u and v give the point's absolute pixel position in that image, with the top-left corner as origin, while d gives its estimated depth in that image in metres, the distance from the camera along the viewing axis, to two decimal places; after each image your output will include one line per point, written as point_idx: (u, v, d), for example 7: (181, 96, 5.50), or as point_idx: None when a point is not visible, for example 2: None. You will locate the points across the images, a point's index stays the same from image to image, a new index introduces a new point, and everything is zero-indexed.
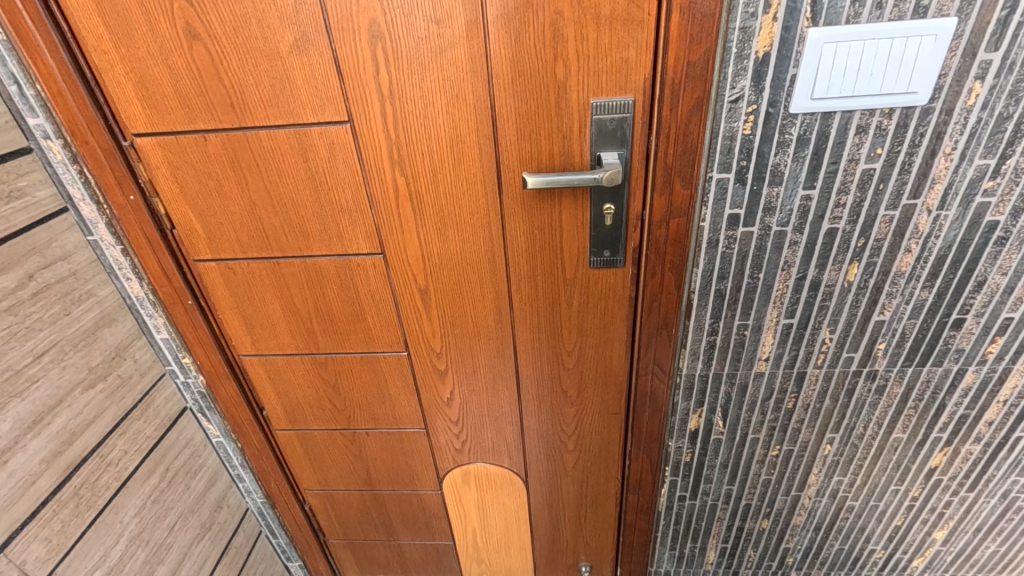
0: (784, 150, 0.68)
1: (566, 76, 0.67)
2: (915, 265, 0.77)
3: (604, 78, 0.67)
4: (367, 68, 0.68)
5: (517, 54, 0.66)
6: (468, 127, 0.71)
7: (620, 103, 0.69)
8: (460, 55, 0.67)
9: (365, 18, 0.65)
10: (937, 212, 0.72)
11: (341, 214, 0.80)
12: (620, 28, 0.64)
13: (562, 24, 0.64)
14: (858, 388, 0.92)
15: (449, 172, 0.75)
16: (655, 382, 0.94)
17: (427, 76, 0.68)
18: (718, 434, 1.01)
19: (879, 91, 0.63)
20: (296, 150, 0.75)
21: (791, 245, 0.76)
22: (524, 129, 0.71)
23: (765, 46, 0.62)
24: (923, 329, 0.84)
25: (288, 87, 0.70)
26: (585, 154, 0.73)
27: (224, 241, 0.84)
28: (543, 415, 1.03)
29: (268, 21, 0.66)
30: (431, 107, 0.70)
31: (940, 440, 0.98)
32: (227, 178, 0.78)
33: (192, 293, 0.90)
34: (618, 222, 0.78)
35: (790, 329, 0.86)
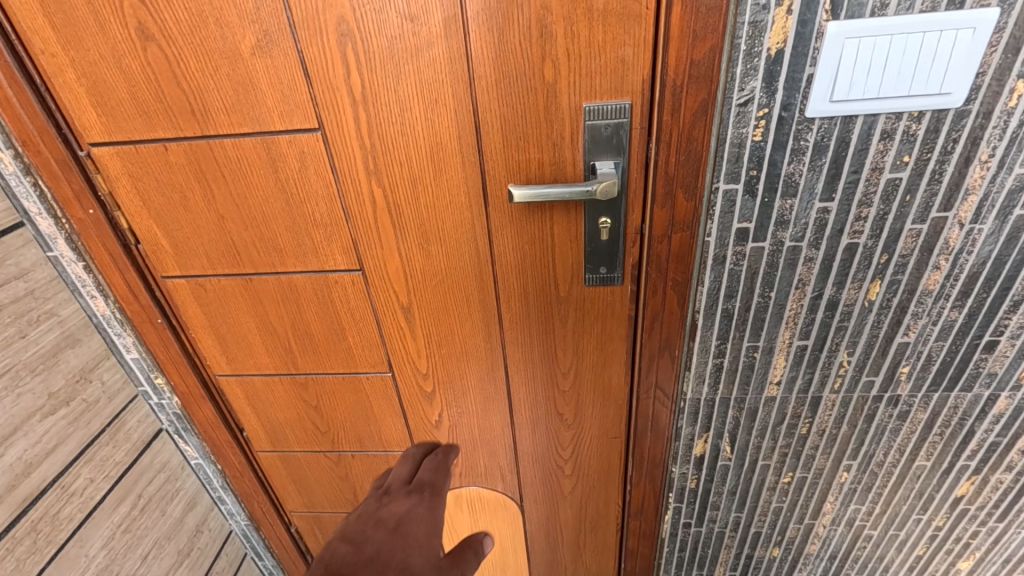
0: (798, 159, 0.62)
1: (555, 77, 0.61)
2: (944, 283, 0.70)
3: (597, 79, 0.61)
4: (336, 70, 0.62)
5: (501, 54, 0.60)
6: (449, 135, 0.65)
7: (616, 107, 0.62)
8: (438, 55, 0.61)
9: (332, 16, 0.59)
10: (970, 225, 0.65)
11: (316, 228, 0.74)
12: (614, 24, 0.57)
13: (550, 20, 0.57)
14: (879, 413, 0.85)
15: (430, 183, 0.69)
16: (657, 405, 0.87)
17: (402, 79, 0.62)
18: (726, 460, 0.94)
19: (907, 92, 0.56)
20: (263, 159, 0.69)
21: (805, 261, 0.70)
22: (510, 136, 0.65)
23: (779, 43, 0.55)
24: (951, 352, 0.77)
25: (252, 92, 0.64)
26: (577, 163, 0.66)
27: (193, 257, 0.79)
28: (538, 439, 0.97)
29: (226, 20, 0.60)
30: (409, 113, 0.64)
31: (968, 468, 0.91)
32: (192, 190, 0.72)
33: (162, 311, 0.84)
34: (615, 237, 0.71)
35: (804, 352, 0.79)
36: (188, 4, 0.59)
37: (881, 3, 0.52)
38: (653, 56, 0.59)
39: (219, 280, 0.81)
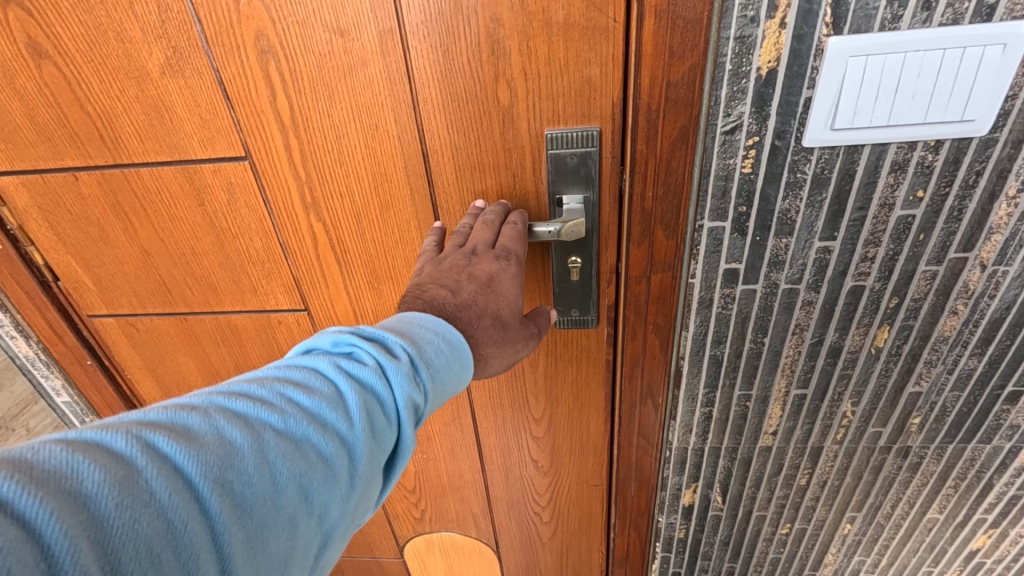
0: (795, 193, 0.53)
1: (512, 100, 0.53)
2: (962, 329, 0.61)
3: (561, 102, 0.52)
4: (260, 92, 0.53)
5: (448, 73, 0.52)
6: (393, 164, 0.57)
7: (582, 133, 0.53)
8: (375, 74, 0.52)
9: (250, 30, 0.50)
10: (994, 267, 0.56)
11: (252, 265, 0.66)
12: (578, 38, 0.49)
13: (502, 34, 0.49)
14: (886, 465, 0.76)
15: (375, 218, 0.61)
16: (640, 454, 0.79)
17: (335, 102, 0.54)
18: (717, 511, 0.85)
19: (923, 118, 0.47)
20: (187, 188, 0.60)
21: (804, 305, 0.61)
22: (464, 165, 0.56)
23: (770, 62, 0.46)
24: (968, 403, 0.68)
25: (166, 116, 0.55)
26: (541, 196, 0.58)
27: (121, 295, 0.71)
28: (512, 485, 0.89)
29: (128, 34, 0.51)
30: (346, 140, 0.56)
31: (985, 522, 0.82)
32: (111, 224, 0.64)
33: (91, 352, 0.76)
34: (586, 277, 0.63)
35: (803, 401, 0.70)
36: (83, 16, 0.51)
37: (893, 14, 0.44)
38: (625, 75, 0.51)
39: (152, 319, 0.73)
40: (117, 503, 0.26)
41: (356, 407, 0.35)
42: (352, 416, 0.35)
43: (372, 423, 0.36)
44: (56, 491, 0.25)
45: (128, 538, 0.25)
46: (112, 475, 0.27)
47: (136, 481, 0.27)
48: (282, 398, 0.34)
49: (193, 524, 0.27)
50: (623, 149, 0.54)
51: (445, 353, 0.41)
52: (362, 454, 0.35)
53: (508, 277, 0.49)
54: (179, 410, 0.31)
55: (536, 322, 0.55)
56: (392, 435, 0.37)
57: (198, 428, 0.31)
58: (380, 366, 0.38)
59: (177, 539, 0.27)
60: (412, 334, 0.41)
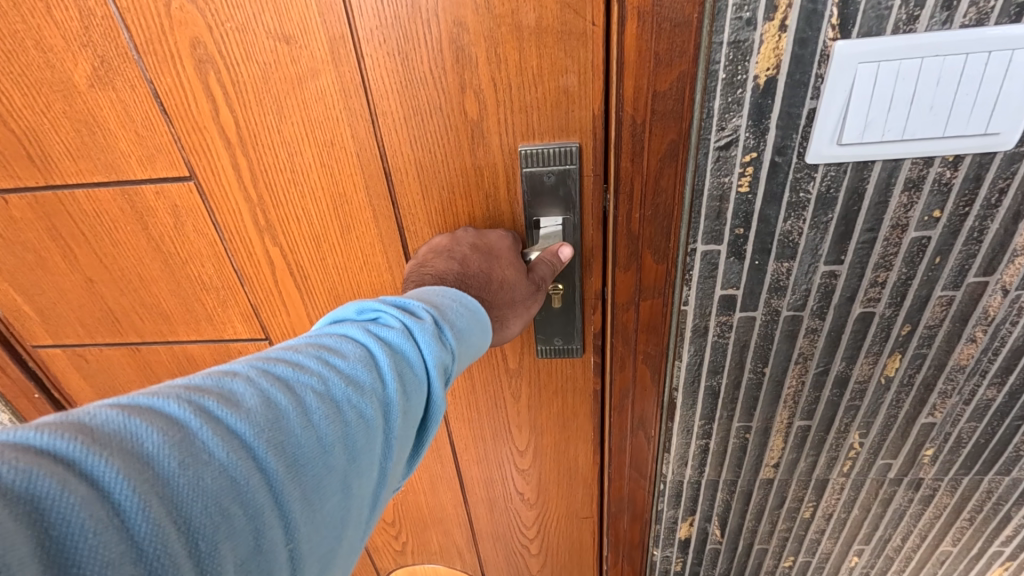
0: (798, 214, 0.48)
1: (481, 114, 0.48)
2: (980, 358, 0.56)
3: (535, 115, 0.47)
4: (201, 106, 0.49)
5: (408, 84, 0.47)
6: (352, 184, 0.52)
7: (560, 150, 0.49)
8: (327, 85, 0.47)
9: (185, 37, 0.46)
10: (1017, 292, 0.51)
11: (205, 293, 0.61)
12: (552, 45, 0.44)
13: (466, 39, 0.45)
14: (896, 497, 0.71)
15: (337, 241, 0.56)
16: (633, 487, 0.73)
17: (284, 117, 0.49)
18: (715, 544, 0.80)
19: (942, 132, 0.42)
20: (126, 210, 0.56)
21: (808, 333, 0.56)
22: (431, 185, 0.52)
23: (769, 69, 0.41)
24: (985, 434, 0.63)
25: (98, 133, 0.51)
26: (518, 218, 0.53)
27: (66, 324, 0.66)
28: (497, 517, 0.83)
29: (48, 43, 0.47)
30: (299, 158, 0.51)
31: (1002, 555, 0.76)
32: (48, 250, 0.59)
33: (38, 385, 0.71)
34: (569, 304, 0.58)
35: (807, 433, 0.65)
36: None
37: (910, 15, 0.38)
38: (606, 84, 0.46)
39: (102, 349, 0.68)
40: (179, 463, 0.24)
41: (392, 369, 0.34)
42: (391, 375, 0.34)
43: (410, 383, 0.35)
44: (119, 454, 0.23)
45: (196, 494, 0.24)
46: (170, 437, 0.25)
47: (193, 443, 0.25)
48: (321, 360, 0.33)
49: (255, 480, 0.26)
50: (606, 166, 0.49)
51: (466, 318, 0.41)
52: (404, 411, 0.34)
53: (506, 242, 0.50)
54: (218, 374, 0.30)
55: (536, 271, 0.49)
56: (428, 396, 0.36)
57: (245, 391, 0.29)
58: (407, 328, 0.37)
59: (243, 495, 0.25)
60: (435, 300, 0.41)
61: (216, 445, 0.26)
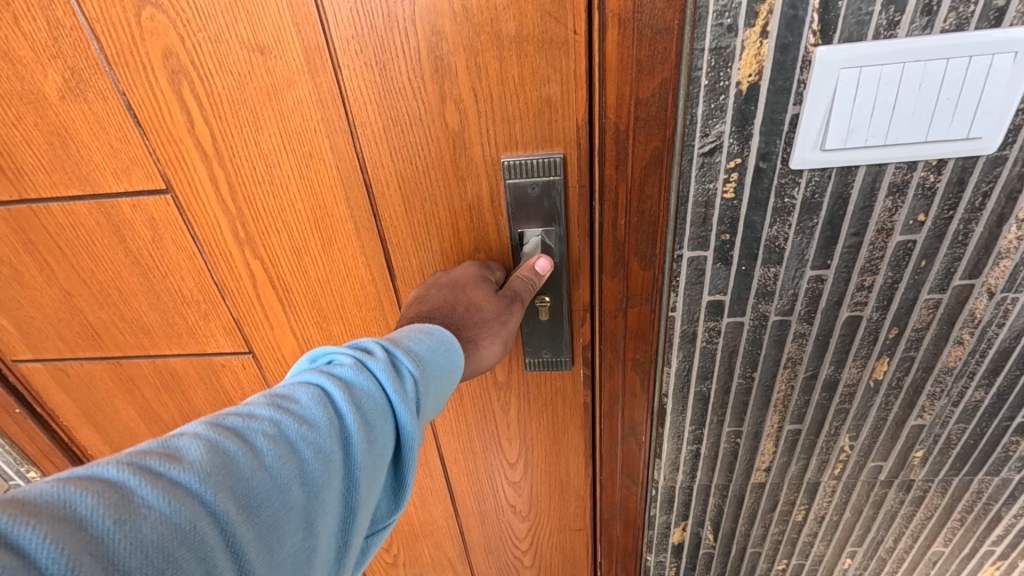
0: (783, 220, 0.47)
1: (463, 125, 0.48)
2: (968, 360, 0.56)
3: (518, 125, 0.47)
4: (175, 118, 0.49)
5: (386, 93, 0.47)
6: (332, 196, 0.52)
7: (545, 160, 0.48)
8: (303, 96, 0.47)
9: (157, 48, 0.46)
10: (1002, 295, 0.51)
11: (187, 305, 0.61)
12: (534, 53, 0.44)
13: (445, 49, 0.44)
14: (887, 499, 0.71)
15: (319, 253, 0.56)
16: (625, 494, 0.73)
17: (261, 128, 0.49)
18: (708, 549, 0.80)
19: (925, 137, 0.42)
20: (103, 225, 0.56)
21: (796, 338, 0.56)
22: (413, 197, 0.52)
23: (752, 75, 0.41)
24: (974, 435, 0.63)
25: (72, 146, 0.51)
26: (503, 231, 0.53)
27: (46, 338, 0.66)
28: (488, 528, 0.83)
29: (17, 54, 0.47)
30: (277, 170, 0.51)
31: (993, 554, 0.77)
32: (25, 263, 0.60)
33: (20, 399, 0.71)
34: (558, 317, 0.57)
35: (797, 437, 0.65)
36: None
37: (890, 20, 0.38)
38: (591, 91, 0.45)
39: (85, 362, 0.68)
40: (116, 522, 0.24)
41: (347, 402, 0.35)
42: (344, 409, 0.35)
43: (367, 414, 0.36)
44: (53, 518, 0.23)
45: (136, 547, 0.24)
46: (106, 498, 0.25)
47: (131, 500, 0.26)
48: (274, 405, 0.34)
49: (202, 524, 0.26)
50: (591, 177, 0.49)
51: (426, 343, 0.42)
52: (361, 443, 0.34)
53: (469, 273, 0.51)
54: (164, 436, 0.30)
55: (510, 286, 0.49)
56: (389, 424, 0.37)
57: (190, 444, 0.29)
58: (361, 362, 0.38)
59: (190, 541, 0.26)
60: (394, 335, 0.42)
61: (165, 497, 0.26)
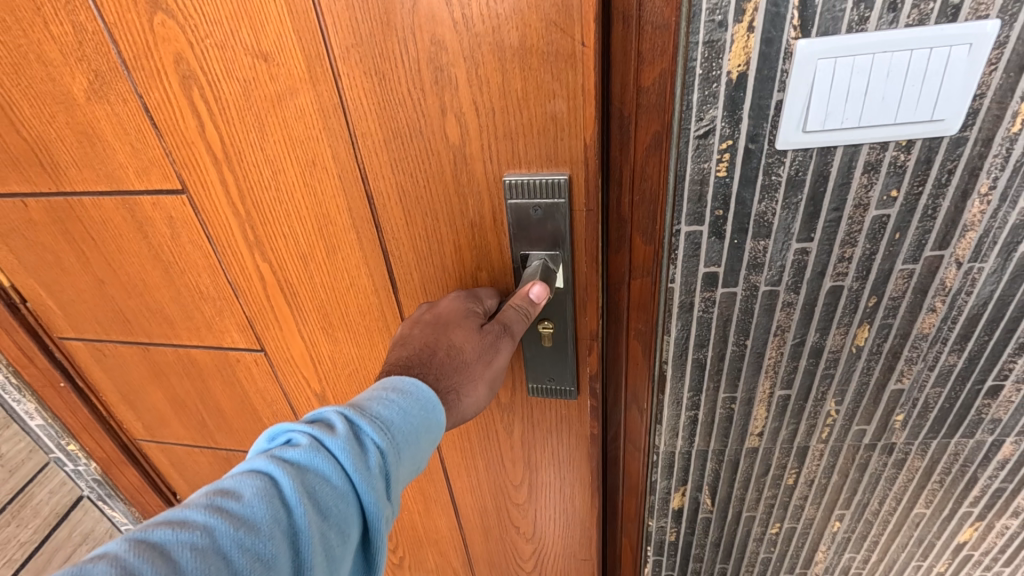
0: (771, 196, 0.53)
1: (464, 141, 0.51)
2: (941, 326, 0.61)
3: (520, 141, 0.51)
4: (188, 121, 0.54)
5: (387, 104, 0.50)
6: (336, 205, 0.57)
7: (548, 182, 0.52)
8: (305, 103, 0.51)
9: (168, 53, 0.50)
10: (969, 265, 0.57)
11: (203, 302, 0.67)
12: (537, 66, 0.47)
13: (446, 61, 0.47)
14: (872, 462, 0.77)
15: (323, 259, 0.61)
16: (628, 459, 0.78)
17: (267, 134, 0.53)
18: (706, 513, 0.85)
19: (894, 119, 0.47)
20: (127, 219, 0.62)
21: (784, 307, 0.61)
22: (415, 209, 0.56)
23: (740, 65, 0.46)
24: (950, 398, 0.68)
25: (99, 145, 0.57)
26: (506, 250, 0.57)
27: (84, 319, 0.71)
28: (494, 520, 0.87)
29: (48, 57, 0.52)
30: (283, 177, 0.56)
31: (971, 514, 0.83)
32: (65, 252, 0.65)
33: (64, 373, 0.76)
34: (557, 340, 0.63)
35: (787, 402, 0.70)
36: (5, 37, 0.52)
37: (860, 16, 0.44)
38: (596, 110, 0.48)
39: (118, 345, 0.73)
40: None
41: (293, 493, 0.37)
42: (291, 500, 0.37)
43: (316, 502, 0.38)
44: None
45: None
46: None
47: None
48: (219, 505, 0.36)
49: None
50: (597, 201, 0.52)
51: (394, 409, 0.45)
52: (306, 534, 0.37)
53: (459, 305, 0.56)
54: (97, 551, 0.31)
55: (500, 317, 0.54)
56: (349, 502, 0.40)
57: (119, 560, 0.30)
58: (316, 443, 0.40)
59: None
60: (359, 402, 0.45)
61: None
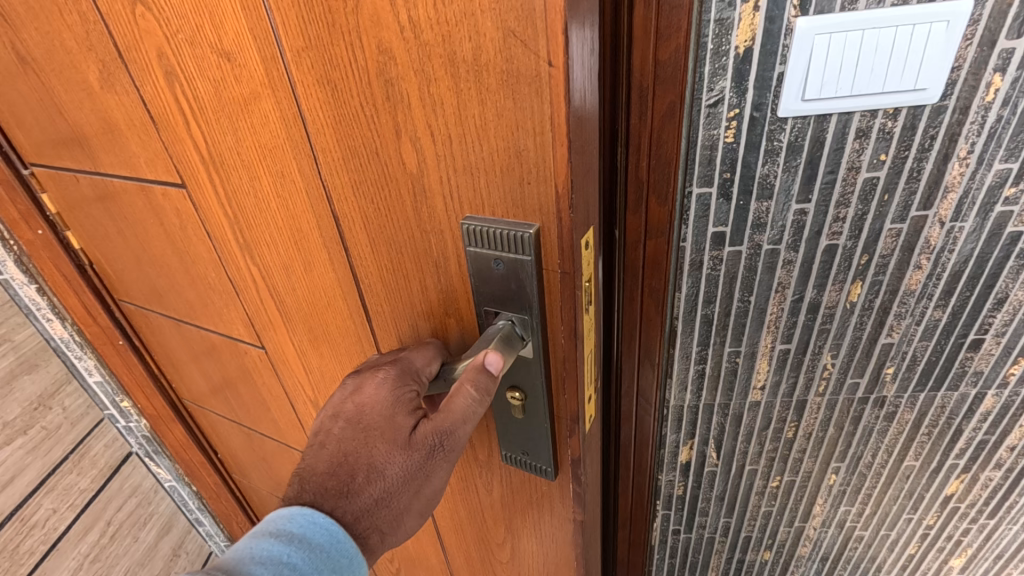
0: (773, 160, 0.59)
1: (423, 170, 0.43)
2: (926, 282, 0.68)
3: (482, 179, 0.42)
4: (175, 115, 0.53)
5: (340, 118, 0.44)
6: (306, 221, 0.52)
7: (511, 234, 0.43)
8: (265, 108, 0.47)
9: (153, 45, 0.49)
10: (951, 224, 0.63)
11: (214, 292, 0.69)
12: (497, 88, 0.37)
13: (394, 72, 0.39)
14: (866, 415, 0.83)
15: (302, 274, 0.58)
16: (640, 415, 0.85)
17: (239, 137, 0.50)
18: (712, 467, 0.92)
19: (882, 88, 0.54)
20: (145, 205, 0.65)
21: (785, 264, 0.67)
22: (379, 238, 0.49)
23: (746, 41, 0.53)
24: (936, 352, 0.75)
25: (116, 133, 0.59)
26: (472, 304, 0.50)
27: (134, 285, 0.77)
28: None
29: (66, 43, 0.55)
30: (257, 184, 0.53)
31: (957, 467, 0.89)
32: (110, 226, 0.71)
33: (122, 332, 0.82)
34: (532, 415, 0.54)
35: (787, 355, 0.77)
36: (33, 23, 0.55)
37: None
38: (571, 151, 0.38)
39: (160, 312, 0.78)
40: None
41: None
42: None
43: None
44: None
45: None
46: None
47: None
48: None
49: None
50: (573, 263, 0.42)
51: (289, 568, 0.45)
52: None
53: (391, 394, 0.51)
54: None
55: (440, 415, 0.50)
56: None
57: None
58: None
59: None
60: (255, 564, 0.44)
61: None
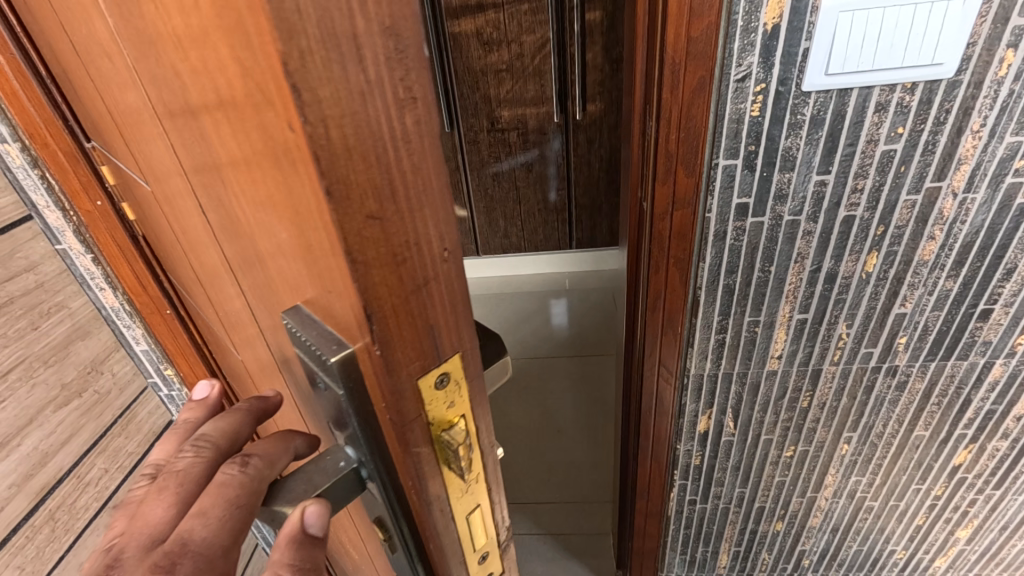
0: (796, 133, 0.63)
1: (252, 233, 0.35)
2: (940, 253, 0.72)
3: (290, 264, 0.32)
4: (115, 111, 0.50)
5: (183, 153, 0.36)
6: (209, 247, 0.47)
7: (313, 353, 0.32)
8: (147, 121, 0.41)
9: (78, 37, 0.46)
10: (963, 195, 0.67)
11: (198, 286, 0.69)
12: (262, 155, 0.27)
13: (196, 112, 0.31)
14: (878, 384, 0.87)
15: (229, 295, 0.53)
16: (661, 384, 0.89)
17: (147, 147, 0.46)
18: (729, 436, 0.96)
19: (901, 63, 0.57)
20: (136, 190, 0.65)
21: (804, 235, 0.71)
22: (254, 290, 0.42)
23: (774, 18, 0.56)
24: (947, 321, 0.79)
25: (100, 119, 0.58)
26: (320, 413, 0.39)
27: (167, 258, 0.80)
28: None
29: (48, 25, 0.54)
30: (171, 198, 0.48)
31: (965, 437, 0.93)
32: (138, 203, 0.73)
33: (170, 302, 0.86)
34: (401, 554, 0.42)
35: (804, 325, 0.80)
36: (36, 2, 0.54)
37: None
38: (348, 263, 0.26)
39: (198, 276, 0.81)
40: None
41: None
42: None
43: None
44: None
45: None
46: None
47: None
48: None
49: None
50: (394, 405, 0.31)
51: None
52: None
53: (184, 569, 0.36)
54: None
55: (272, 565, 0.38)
56: None
57: None
58: None
59: None
60: None
61: None
